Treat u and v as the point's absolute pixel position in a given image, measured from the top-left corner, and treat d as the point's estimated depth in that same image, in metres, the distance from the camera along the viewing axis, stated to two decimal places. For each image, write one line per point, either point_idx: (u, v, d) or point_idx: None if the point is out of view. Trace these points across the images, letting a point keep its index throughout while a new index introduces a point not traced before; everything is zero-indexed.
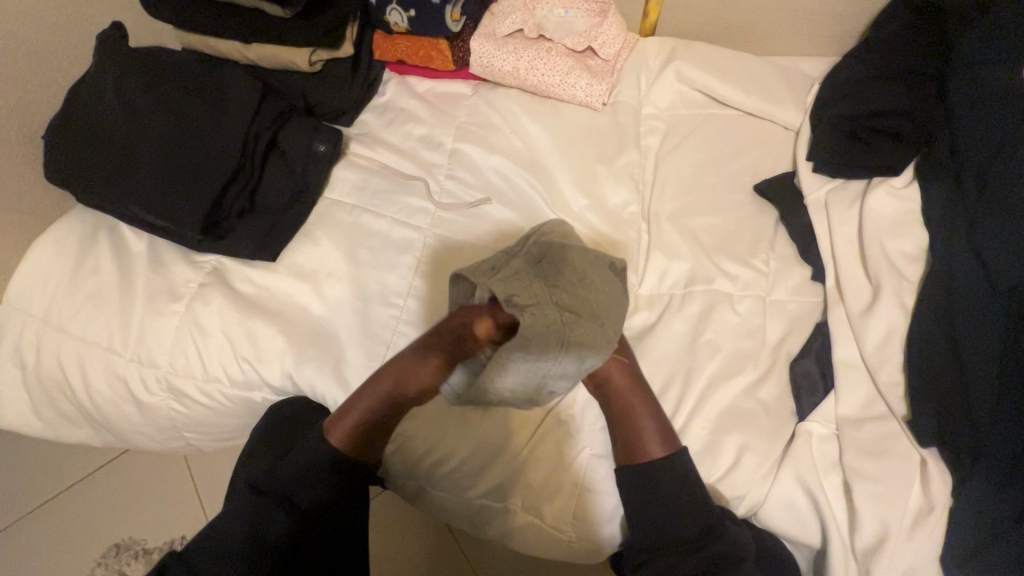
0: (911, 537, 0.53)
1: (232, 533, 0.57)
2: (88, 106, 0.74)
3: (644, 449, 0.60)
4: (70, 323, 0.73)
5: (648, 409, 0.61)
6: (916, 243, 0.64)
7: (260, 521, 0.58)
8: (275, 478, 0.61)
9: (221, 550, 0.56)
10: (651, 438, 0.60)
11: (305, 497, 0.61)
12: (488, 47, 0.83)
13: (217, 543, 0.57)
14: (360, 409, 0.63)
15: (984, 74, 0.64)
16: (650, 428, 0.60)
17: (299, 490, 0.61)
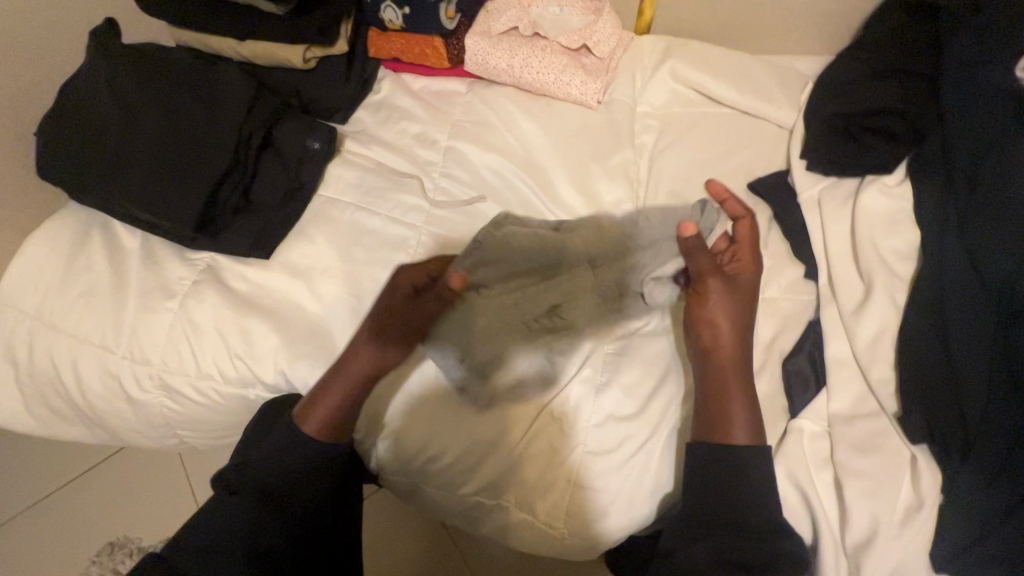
0: (901, 532, 0.54)
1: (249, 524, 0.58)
2: (81, 103, 0.74)
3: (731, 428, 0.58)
4: (62, 320, 0.73)
5: (741, 391, 0.60)
6: (909, 240, 0.64)
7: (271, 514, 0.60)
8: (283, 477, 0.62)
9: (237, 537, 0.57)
10: (738, 422, 0.59)
11: (304, 498, 0.62)
12: (483, 45, 0.83)
13: (219, 537, 0.57)
14: (327, 401, 0.64)
15: (976, 73, 0.65)
16: (741, 413, 0.59)
17: (299, 491, 0.62)
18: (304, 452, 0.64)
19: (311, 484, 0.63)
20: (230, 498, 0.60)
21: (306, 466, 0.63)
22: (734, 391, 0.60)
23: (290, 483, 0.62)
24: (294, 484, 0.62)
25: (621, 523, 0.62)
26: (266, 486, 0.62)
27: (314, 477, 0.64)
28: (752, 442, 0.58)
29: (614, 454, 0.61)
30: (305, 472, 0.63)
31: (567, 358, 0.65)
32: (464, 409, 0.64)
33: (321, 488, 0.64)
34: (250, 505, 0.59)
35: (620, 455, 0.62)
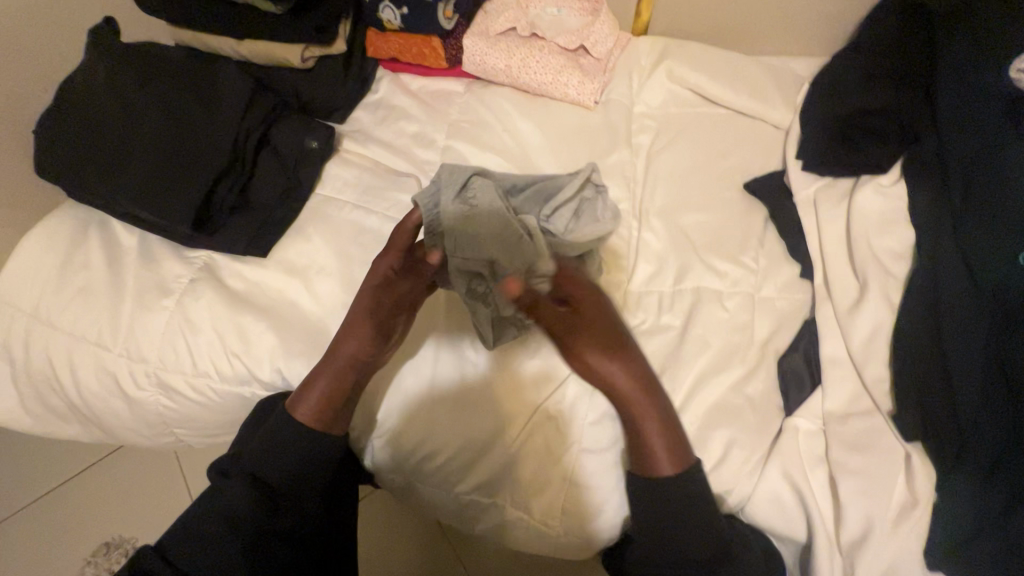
0: (895, 531, 0.54)
1: (235, 531, 0.57)
2: (78, 102, 0.74)
3: (655, 462, 0.55)
4: (59, 317, 0.73)
5: (657, 416, 0.56)
6: (902, 240, 0.64)
7: (258, 522, 0.57)
8: (278, 475, 0.59)
9: (222, 545, 0.56)
10: (660, 454, 0.55)
11: (305, 497, 0.61)
12: (480, 45, 0.83)
13: (217, 533, 0.56)
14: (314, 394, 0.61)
15: (968, 75, 0.65)
16: (660, 444, 0.55)
17: (301, 490, 0.60)
18: (305, 453, 0.60)
19: (311, 483, 0.61)
20: (226, 496, 0.58)
21: (306, 465, 0.60)
22: (647, 417, 0.56)
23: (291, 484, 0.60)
24: (293, 485, 0.60)
25: (617, 520, 0.62)
26: (263, 489, 0.59)
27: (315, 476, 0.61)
28: (678, 471, 0.55)
29: (610, 451, 0.61)
30: (304, 473, 0.60)
31: (563, 357, 0.64)
32: (459, 408, 0.64)
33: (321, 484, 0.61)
34: (251, 503, 0.58)
35: (616, 452, 0.62)
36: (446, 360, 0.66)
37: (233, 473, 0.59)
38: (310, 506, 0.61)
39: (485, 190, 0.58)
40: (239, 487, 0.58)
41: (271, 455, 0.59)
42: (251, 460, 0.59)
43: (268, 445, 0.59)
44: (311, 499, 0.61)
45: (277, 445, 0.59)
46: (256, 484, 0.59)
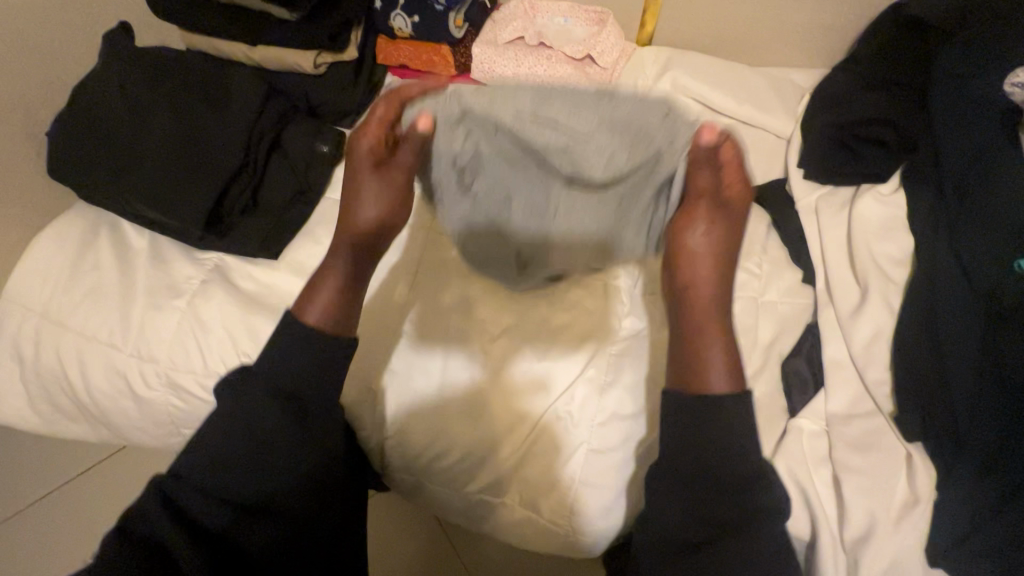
0: (897, 527, 0.55)
1: (255, 447, 0.52)
2: (92, 105, 0.75)
3: (705, 379, 0.55)
4: (70, 317, 0.73)
5: (721, 341, 0.57)
6: (902, 247, 0.66)
7: (278, 439, 0.53)
8: (314, 394, 0.55)
9: (235, 459, 0.52)
10: (715, 372, 0.55)
11: (276, 498, 0.53)
12: (490, 53, 0.86)
13: (237, 451, 0.52)
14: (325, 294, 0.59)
15: (969, 85, 0.67)
16: (716, 363, 0.56)
17: (267, 490, 0.53)
18: (260, 445, 0.52)
19: (278, 484, 0.53)
20: (250, 408, 0.53)
21: (263, 460, 0.52)
22: (713, 335, 0.57)
23: (253, 486, 0.52)
24: (255, 485, 0.52)
25: (621, 520, 0.63)
26: (218, 489, 0.51)
27: (281, 475, 0.53)
28: (734, 391, 0.54)
29: (617, 453, 0.63)
30: (264, 470, 0.52)
31: (571, 360, 0.66)
32: (466, 408, 0.65)
33: (292, 485, 0.54)
34: (280, 418, 0.53)
35: (622, 453, 0.63)
36: (455, 364, 0.67)
37: (258, 380, 0.54)
38: (285, 509, 0.54)
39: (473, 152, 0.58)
40: (265, 400, 0.53)
41: (220, 450, 0.52)
42: (198, 457, 0.52)
43: (217, 437, 0.52)
44: (286, 501, 0.54)
45: (228, 435, 0.52)
46: (289, 401, 0.54)
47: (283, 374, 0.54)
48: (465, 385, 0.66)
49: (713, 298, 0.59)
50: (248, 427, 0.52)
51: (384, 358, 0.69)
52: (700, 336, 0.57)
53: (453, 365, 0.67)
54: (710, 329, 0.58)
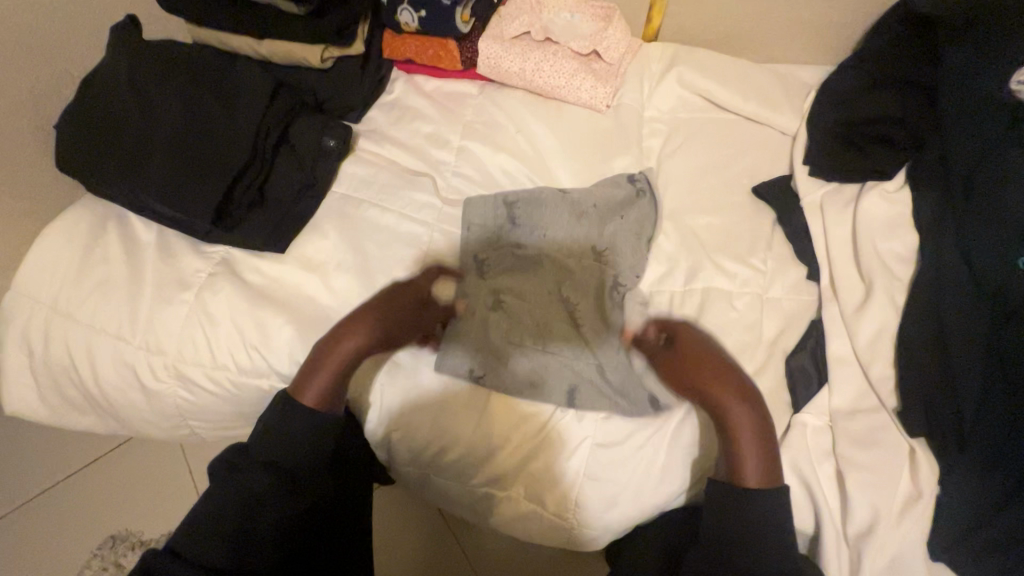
0: (900, 521, 0.55)
1: (253, 502, 0.57)
2: (100, 98, 0.75)
3: (741, 475, 0.57)
4: (79, 310, 0.74)
5: (760, 447, 0.57)
6: (907, 244, 0.66)
7: (273, 496, 0.58)
8: (298, 460, 0.60)
9: (233, 520, 0.55)
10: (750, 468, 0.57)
11: (254, 556, 0.55)
12: (495, 48, 0.85)
13: (236, 513, 0.56)
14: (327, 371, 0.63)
15: (972, 83, 0.66)
16: (750, 456, 0.57)
17: (245, 551, 0.55)
18: (242, 509, 0.56)
19: (257, 545, 0.56)
20: (244, 476, 0.58)
21: (244, 525, 0.56)
22: (745, 423, 0.58)
23: (228, 545, 0.54)
24: (230, 547, 0.54)
25: (625, 514, 0.63)
26: (197, 551, 0.53)
27: (257, 537, 0.56)
28: (769, 486, 0.57)
29: (618, 449, 0.63)
30: (242, 532, 0.55)
31: (572, 360, 0.65)
32: (470, 402, 0.66)
33: (268, 543, 0.56)
34: (276, 478, 0.58)
35: (627, 449, 0.63)
36: (456, 361, 0.66)
37: (249, 460, 0.59)
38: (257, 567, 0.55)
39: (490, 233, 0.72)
40: (259, 471, 0.58)
41: (201, 523, 0.55)
42: (179, 530, 0.55)
43: (199, 511, 0.56)
44: (258, 560, 0.55)
45: (213, 506, 0.56)
46: (277, 470, 0.59)
47: (274, 449, 0.60)
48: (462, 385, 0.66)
49: (748, 412, 0.59)
50: (230, 496, 0.57)
51: (404, 355, 0.69)
52: (734, 444, 0.58)
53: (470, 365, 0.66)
54: (741, 420, 0.58)
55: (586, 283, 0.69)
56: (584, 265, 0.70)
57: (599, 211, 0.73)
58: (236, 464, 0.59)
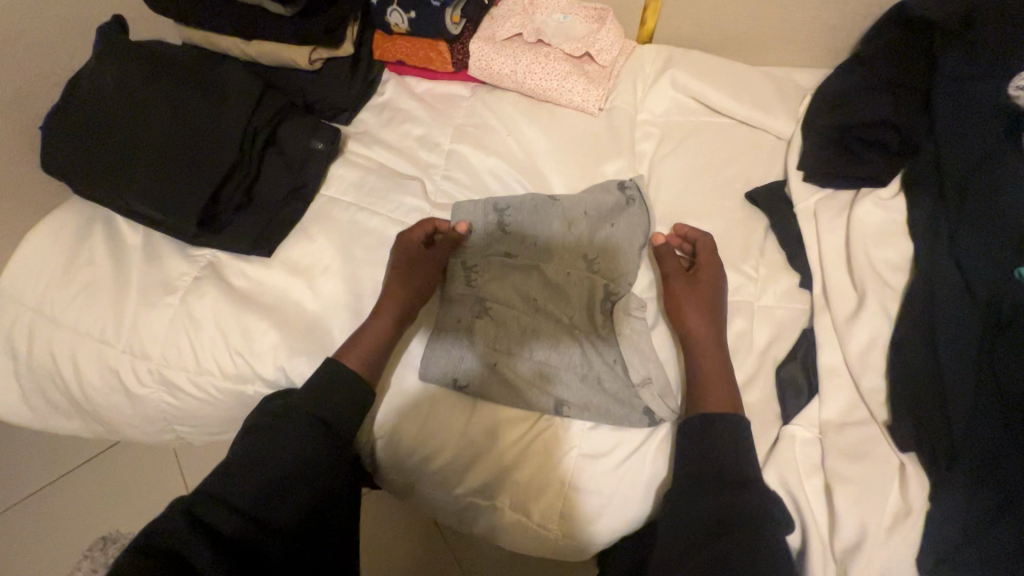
0: (888, 538, 0.54)
1: (296, 459, 0.59)
2: (87, 99, 0.74)
3: (704, 399, 0.60)
4: (64, 313, 0.73)
5: (722, 375, 0.61)
6: (901, 252, 0.65)
7: (315, 455, 0.60)
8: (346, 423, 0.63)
9: (272, 474, 0.58)
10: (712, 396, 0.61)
11: (287, 511, 0.57)
12: (486, 50, 0.84)
13: (278, 468, 0.58)
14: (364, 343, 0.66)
15: (969, 89, 0.66)
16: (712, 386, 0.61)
17: (280, 505, 0.57)
18: (287, 460, 0.59)
19: (293, 498, 0.58)
20: (291, 436, 0.60)
21: (286, 476, 0.58)
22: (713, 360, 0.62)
23: (266, 496, 0.56)
24: (268, 498, 0.57)
25: (614, 525, 0.62)
26: (239, 497, 0.56)
27: (294, 491, 0.58)
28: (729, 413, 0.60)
29: (604, 457, 0.62)
30: (282, 484, 0.58)
31: (558, 374, 0.65)
32: (458, 409, 0.65)
33: (302, 500, 0.58)
34: (318, 439, 0.60)
35: (614, 458, 0.62)
36: (444, 362, 0.65)
37: (299, 417, 0.61)
38: (288, 524, 0.57)
39: (477, 240, 0.72)
40: (308, 430, 0.60)
41: (245, 468, 0.58)
42: (223, 474, 0.58)
43: (244, 457, 0.59)
44: (289, 517, 0.57)
45: (261, 453, 0.59)
46: (324, 430, 0.61)
47: (315, 404, 0.62)
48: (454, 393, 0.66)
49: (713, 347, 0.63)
50: (278, 444, 0.59)
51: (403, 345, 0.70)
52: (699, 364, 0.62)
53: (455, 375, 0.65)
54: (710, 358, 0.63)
55: (574, 296, 0.68)
56: (574, 278, 0.69)
57: (590, 220, 0.72)
58: (285, 422, 0.61)
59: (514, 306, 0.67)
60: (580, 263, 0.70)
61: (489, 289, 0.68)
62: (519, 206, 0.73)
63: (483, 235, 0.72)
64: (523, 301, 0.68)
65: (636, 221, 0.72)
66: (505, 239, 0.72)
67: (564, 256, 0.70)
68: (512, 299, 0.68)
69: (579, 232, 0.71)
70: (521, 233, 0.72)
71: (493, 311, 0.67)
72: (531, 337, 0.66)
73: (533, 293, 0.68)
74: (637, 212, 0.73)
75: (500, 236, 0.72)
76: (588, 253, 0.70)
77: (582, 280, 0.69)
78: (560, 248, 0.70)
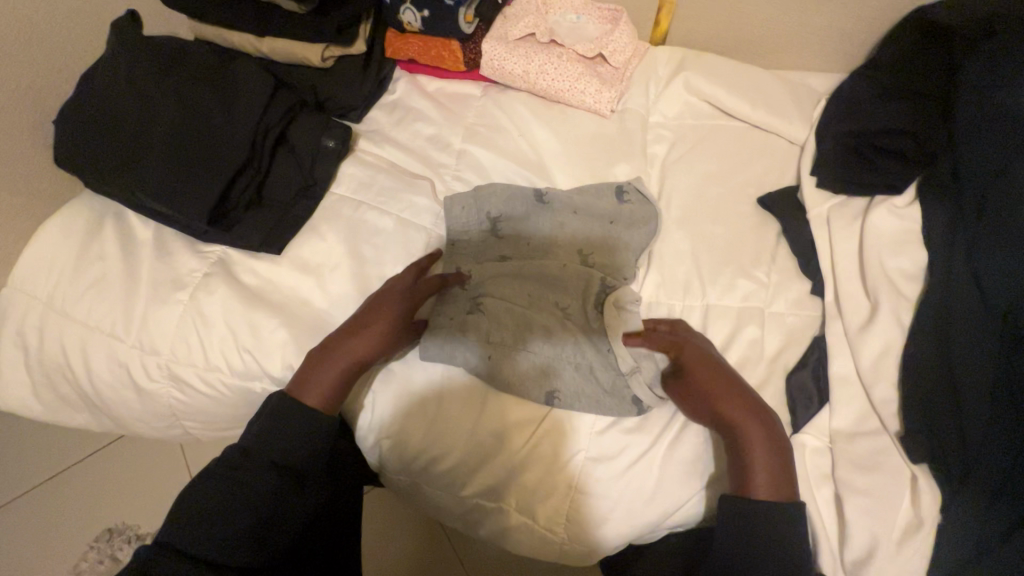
0: (900, 550, 0.54)
1: (258, 503, 0.57)
2: (98, 94, 0.74)
3: (749, 487, 0.55)
4: (73, 308, 0.74)
5: (767, 456, 0.56)
6: (916, 261, 0.64)
7: (276, 496, 0.58)
8: (308, 461, 0.61)
9: (233, 518, 0.56)
10: (762, 483, 0.55)
11: (259, 556, 0.57)
12: (499, 50, 0.84)
13: (240, 511, 0.56)
14: (331, 373, 0.63)
15: (986, 99, 0.64)
16: (762, 469, 0.55)
17: (252, 551, 0.56)
18: (254, 506, 0.57)
19: (266, 538, 0.57)
20: (250, 479, 0.58)
21: (255, 525, 0.57)
22: (758, 440, 0.56)
23: (240, 549, 0.55)
24: (237, 543, 0.55)
25: (621, 530, 0.62)
26: (211, 552, 0.54)
27: (264, 532, 0.57)
28: (784, 498, 0.55)
29: (612, 463, 0.62)
30: (254, 537, 0.56)
31: (555, 367, 0.65)
32: (464, 411, 0.65)
33: (275, 543, 0.58)
34: (280, 480, 0.59)
35: (621, 463, 0.62)
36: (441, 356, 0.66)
37: (256, 461, 0.59)
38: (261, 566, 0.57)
39: (471, 237, 0.73)
40: (268, 474, 0.59)
41: (209, 518, 0.56)
42: (183, 524, 0.55)
43: (202, 506, 0.56)
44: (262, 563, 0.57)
45: (218, 499, 0.56)
46: (284, 472, 0.60)
47: (273, 447, 0.60)
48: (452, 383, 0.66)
49: (753, 429, 0.56)
50: (245, 499, 0.57)
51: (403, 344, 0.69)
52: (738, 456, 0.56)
53: (454, 365, 0.66)
54: (755, 438, 0.56)
55: (570, 288, 0.67)
56: (571, 273, 0.68)
57: (582, 218, 0.73)
58: (242, 467, 0.58)
59: (508, 298, 0.67)
60: (577, 259, 0.70)
61: (485, 284, 0.68)
62: (515, 204, 0.74)
63: (477, 233, 0.73)
64: (517, 294, 0.67)
65: (633, 210, 0.73)
66: (505, 230, 0.73)
67: (562, 248, 0.71)
68: (508, 293, 0.67)
69: (577, 230, 0.72)
70: (518, 226, 0.73)
71: (487, 305, 0.67)
72: (525, 330, 0.66)
73: (529, 285, 0.68)
74: (641, 209, 0.73)
75: (491, 243, 0.72)
76: (584, 249, 0.71)
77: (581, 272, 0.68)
78: (550, 242, 0.71)
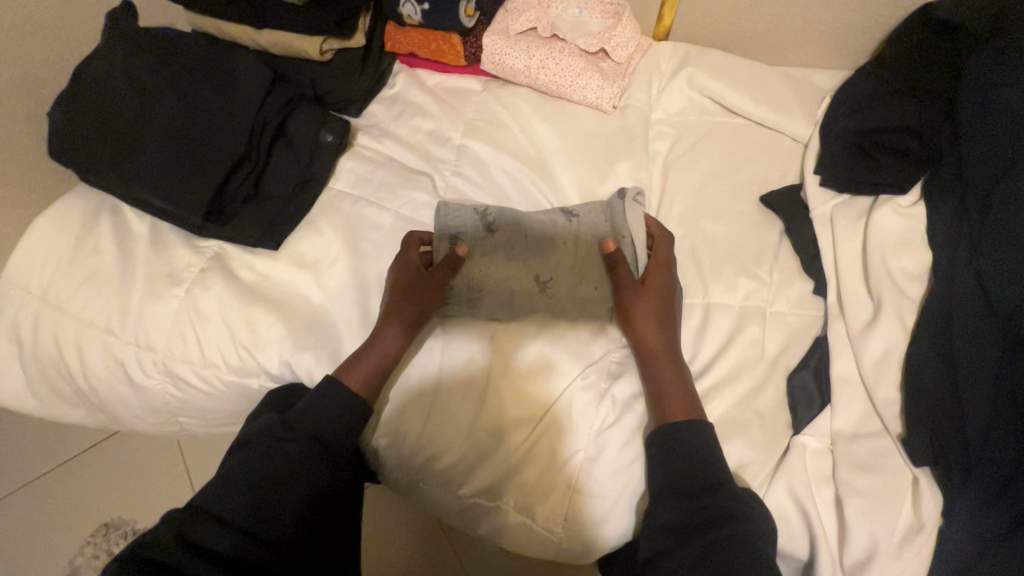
0: (899, 552, 0.54)
1: (288, 470, 0.57)
2: (94, 86, 0.73)
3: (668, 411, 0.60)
4: (69, 302, 0.73)
5: (673, 368, 0.62)
6: (920, 262, 0.64)
7: (306, 462, 0.59)
8: (344, 436, 0.62)
9: (259, 483, 0.56)
10: (671, 399, 0.60)
11: (281, 524, 0.55)
12: (500, 44, 0.83)
13: (270, 477, 0.56)
14: (369, 365, 0.64)
15: (993, 96, 0.63)
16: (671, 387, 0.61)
17: (275, 517, 0.55)
18: (281, 471, 0.57)
19: (290, 507, 0.56)
20: (285, 448, 0.59)
21: (279, 490, 0.56)
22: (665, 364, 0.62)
23: (255, 509, 0.54)
24: (261, 507, 0.55)
25: (621, 529, 0.62)
26: (227, 510, 0.54)
27: (287, 501, 0.56)
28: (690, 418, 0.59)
29: (610, 462, 0.62)
30: (269, 497, 0.55)
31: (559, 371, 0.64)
32: (463, 410, 0.64)
33: (298, 514, 0.57)
34: (315, 450, 0.59)
35: (619, 462, 0.62)
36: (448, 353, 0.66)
37: (295, 432, 0.60)
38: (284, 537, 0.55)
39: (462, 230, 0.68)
40: (303, 444, 0.59)
41: (238, 483, 0.56)
42: (216, 488, 0.55)
43: (234, 471, 0.57)
44: (280, 529, 0.55)
45: (250, 466, 0.57)
46: (319, 442, 0.60)
47: (313, 419, 0.61)
48: (460, 387, 0.65)
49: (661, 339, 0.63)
50: (261, 461, 0.57)
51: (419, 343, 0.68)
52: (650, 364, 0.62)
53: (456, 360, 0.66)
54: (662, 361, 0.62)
55: (585, 273, 0.66)
56: (589, 263, 0.67)
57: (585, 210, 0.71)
58: (278, 436, 0.59)
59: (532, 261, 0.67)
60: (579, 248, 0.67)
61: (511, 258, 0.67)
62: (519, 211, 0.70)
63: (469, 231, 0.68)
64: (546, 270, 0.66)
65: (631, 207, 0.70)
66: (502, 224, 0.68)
67: (570, 244, 0.67)
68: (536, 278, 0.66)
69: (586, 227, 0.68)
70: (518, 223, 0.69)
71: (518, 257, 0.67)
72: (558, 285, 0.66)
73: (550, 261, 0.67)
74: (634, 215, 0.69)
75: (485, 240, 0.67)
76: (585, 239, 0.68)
77: (594, 262, 0.67)
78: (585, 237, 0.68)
